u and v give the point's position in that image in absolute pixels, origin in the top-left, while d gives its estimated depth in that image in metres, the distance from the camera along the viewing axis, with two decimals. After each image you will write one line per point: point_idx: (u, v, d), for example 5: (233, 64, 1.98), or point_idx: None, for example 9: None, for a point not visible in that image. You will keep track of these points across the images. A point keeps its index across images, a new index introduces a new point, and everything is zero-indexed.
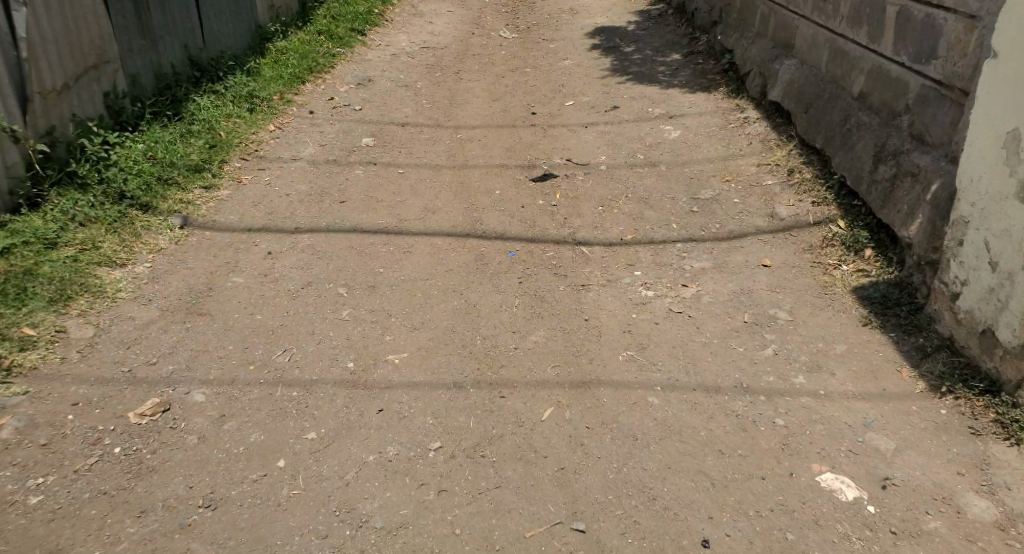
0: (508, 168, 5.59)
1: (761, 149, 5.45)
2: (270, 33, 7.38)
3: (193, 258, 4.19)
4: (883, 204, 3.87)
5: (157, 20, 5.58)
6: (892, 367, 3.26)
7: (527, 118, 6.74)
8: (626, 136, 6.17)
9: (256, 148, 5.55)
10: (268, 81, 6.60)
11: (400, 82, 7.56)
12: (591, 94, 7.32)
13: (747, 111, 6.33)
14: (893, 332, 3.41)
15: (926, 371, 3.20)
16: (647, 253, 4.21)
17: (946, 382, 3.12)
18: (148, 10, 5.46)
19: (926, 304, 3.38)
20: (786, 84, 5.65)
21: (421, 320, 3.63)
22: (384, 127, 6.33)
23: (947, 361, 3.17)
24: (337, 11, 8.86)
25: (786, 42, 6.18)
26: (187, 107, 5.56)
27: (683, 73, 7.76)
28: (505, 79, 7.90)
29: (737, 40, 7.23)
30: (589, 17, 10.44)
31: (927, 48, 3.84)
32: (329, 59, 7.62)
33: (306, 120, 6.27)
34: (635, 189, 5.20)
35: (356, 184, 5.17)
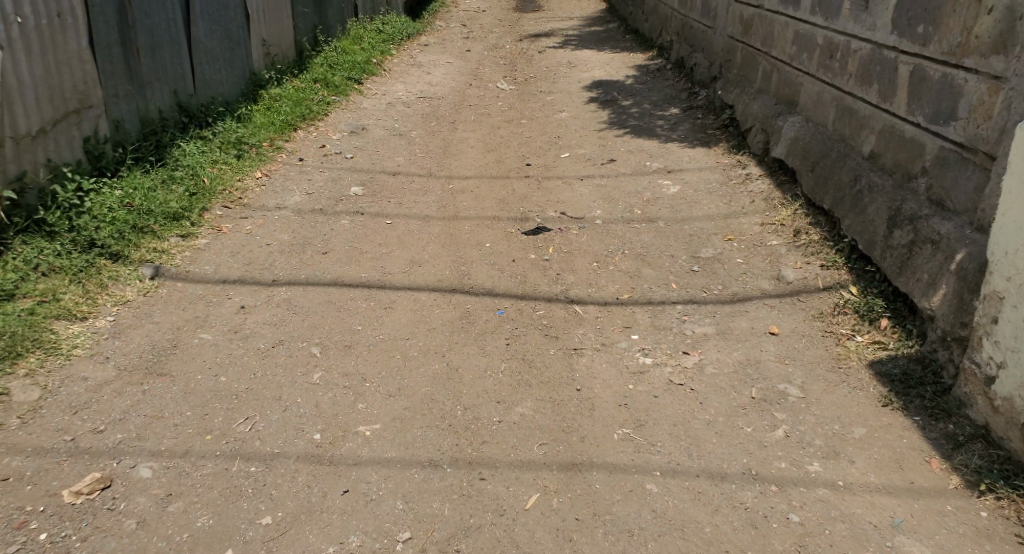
0: (500, 221, 5.35)
1: (765, 208, 5.24)
2: (265, 79, 7.20)
3: (160, 311, 3.92)
4: (900, 271, 3.65)
5: (147, 65, 5.38)
6: (921, 458, 2.97)
7: (522, 169, 6.53)
8: (624, 190, 5.95)
9: (241, 195, 5.31)
10: (258, 127, 6.40)
11: (394, 130, 7.38)
12: (588, 147, 7.13)
13: (749, 167, 6.13)
14: (919, 417, 3.13)
15: (959, 465, 2.91)
16: (644, 314, 3.93)
17: (985, 479, 2.82)
18: (137, 55, 5.26)
19: (955, 387, 3.11)
20: (791, 141, 5.47)
21: (398, 386, 3.34)
22: (374, 176, 6.11)
23: (984, 455, 2.88)
24: (335, 59, 8.72)
25: (789, 99, 6.01)
26: (171, 153, 5.33)
27: (682, 127, 7.60)
28: (501, 130, 7.73)
29: (738, 95, 7.07)
30: (588, 70, 10.35)
31: (946, 110, 3.67)
32: (323, 106, 7.44)
33: (295, 167, 6.05)
34: (632, 246, 4.95)
35: (340, 234, 4.92)
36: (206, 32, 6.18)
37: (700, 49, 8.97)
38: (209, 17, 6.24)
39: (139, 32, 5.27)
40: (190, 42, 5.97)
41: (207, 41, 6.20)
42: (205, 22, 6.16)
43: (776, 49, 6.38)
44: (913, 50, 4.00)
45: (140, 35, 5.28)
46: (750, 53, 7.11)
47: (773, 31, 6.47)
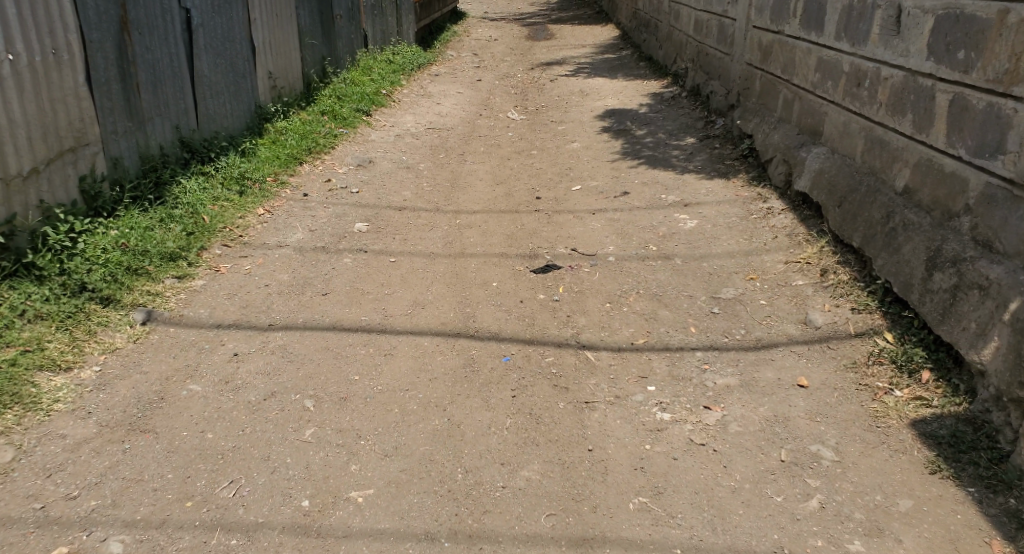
0: (508, 258, 5.12)
1: (788, 244, 5.00)
2: (271, 113, 7.04)
3: (149, 359, 3.70)
4: (941, 318, 3.47)
5: (149, 101, 5.21)
6: (980, 538, 2.74)
7: (531, 202, 6.32)
8: (638, 224, 5.72)
9: (241, 233, 5.11)
10: (263, 162, 6.23)
11: (401, 163, 7.20)
12: (600, 179, 6.92)
13: (771, 200, 5.90)
14: (974, 490, 2.90)
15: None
16: (661, 362, 3.69)
17: None
18: (138, 91, 5.09)
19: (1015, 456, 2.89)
20: (815, 174, 5.26)
21: (394, 445, 3.15)
22: (379, 211, 5.91)
23: None
24: (343, 90, 8.58)
25: (811, 129, 5.79)
26: (170, 191, 5.16)
27: (698, 158, 7.38)
28: (511, 161, 7.53)
29: (757, 125, 6.86)
30: (600, 99, 10.19)
31: (992, 142, 3.48)
32: (331, 139, 7.28)
33: (299, 203, 5.86)
34: (648, 284, 4.72)
35: (342, 273, 4.71)
36: (209, 66, 6.02)
37: (716, 77, 8.78)
38: (212, 50, 6.08)
39: (139, 67, 5.10)
40: (193, 77, 5.81)
41: (211, 75, 6.04)
42: (208, 55, 6.00)
43: (797, 77, 6.17)
44: (952, 78, 3.79)
45: (141, 70, 5.11)
46: (769, 81, 6.91)
47: (794, 58, 6.27)
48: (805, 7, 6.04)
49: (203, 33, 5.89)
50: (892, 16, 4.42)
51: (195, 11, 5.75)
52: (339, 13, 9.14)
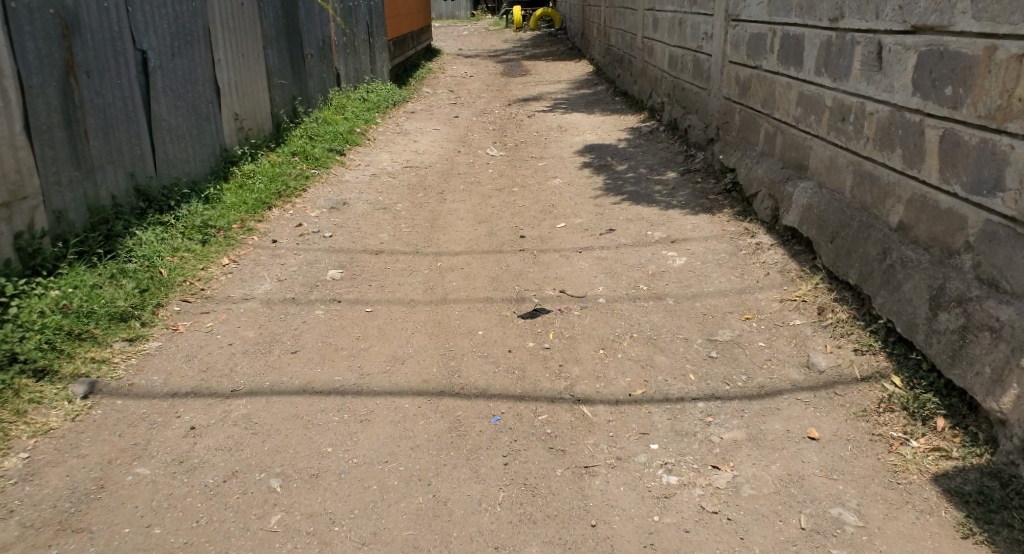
0: (493, 302, 4.90)
1: (781, 281, 4.81)
2: (238, 155, 6.82)
3: (88, 441, 3.44)
4: (952, 361, 3.26)
5: (98, 148, 5.01)
6: None
7: (515, 242, 6.10)
8: (626, 262, 5.52)
9: (203, 286, 4.91)
10: (228, 208, 6.00)
11: (376, 204, 6.96)
12: (584, 216, 6.72)
13: (759, 235, 5.72)
14: None
15: None
16: (661, 415, 3.50)
17: None
18: (85, 139, 4.90)
19: None
20: (804, 209, 5.07)
21: (372, 530, 2.95)
22: (354, 256, 5.66)
23: None
24: (315, 130, 8.38)
25: (796, 162, 5.61)
26: (122, 243, 4.93)
27: (682, 192, 7.21)
28: (492, 199, 7.33)
29: (740, 159, 6.71)
30: (579, 134, 10.07)
31: (990, 179, 3.31)
32: (302, 181, 7.05)
33: (268, 250, 5.61)
34: (642, 326, 4.51)
35: (314, 327, 4.48)
36: (169, 110, 5.81)
37: (694, 111, 8.65)
38: (173, 93, 5.87)
39: (87, 113, 4.93)
40: (151, 121, 5.59)
41: (170, 119, 5.82)
42: (168, 98, 5.80)
43: (778, 110, 6.04)
44: (940, 114, 3.63)
45: (89, 116, 4.94)
46: (749, 115, 6.77)
47: (774, 92, 6.13)
48: (783, 43, 5.93)
49: (161, 75, 5.70)
50: (873, 52, 4.30)
51: (151, 52, 5.58)
52: (310, 52, 8.96)
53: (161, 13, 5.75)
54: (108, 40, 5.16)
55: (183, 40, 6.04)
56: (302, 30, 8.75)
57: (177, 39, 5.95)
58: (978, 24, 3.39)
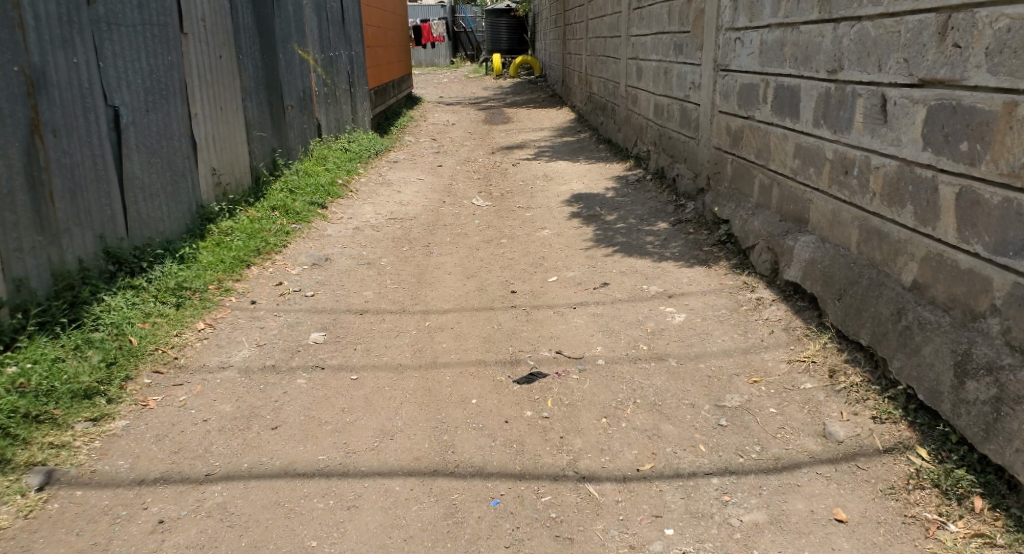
0: (486, 365, 4.68)
1: (787, 340, 4.63)
2: (215, 212, 6.60)
3: (41, 542, 3.39)
4: (985, 435, 3.20)
5: (64, 211, 4.83)
6: None
7: (505, 297, 5.90)
8: (623, 319, 5.33)
9: (176, 353, 4.76)
10: (204, 268, 5.77)
11: (359, 259, 6.76)
12: (575, 268, 6.54)
13: (758, 289, 5.55)
14: None
15: None
16: (674, 494, 3.49)
17: None
18: (50, 201, 4.74)
19: None
20: (806, 264, 4.94)
21: None
22: (338, 316, 5.43)
23: None
24: (296, 182, 8.21)
25: (795, 215, 5.48)
26: (88, 310, 4.74)
27: (675, 243, 7.06)
28: (480, 251, 7.15)
29: (733, 211, 6.56)
30: (565, 183, 9.96)
31: (1017, 240, 3.20)
32: (282, 237, 6.82)
33: (246, 311, 5.40)
34: (643, 391, 4.33)
35: (296, 400, 4.36)
36: (142, 167, 5.60)
37: (682, 159, 8.55)
38: (147, 149, 5.67)
39: (52, 173, 4.77)
40: (123, 179, 5.38)
41: (143, 177, 5.62)
42: (141, 154, 5.60)
43: (773, 162, 5.92)
44: (956, 170, 3.51)
45: (55, 176, 4.77)
46: (741, 166, 6.66)
47: (768, 143, 6.03)
48: (777, 94, 5.85)
49: (134, 131, 5.51)
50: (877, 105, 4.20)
51: (124, 108, 5.40)
52: (291, 104, 8.84)
53: (135, 67, 5.58)
54: (76, 96, 4.98)
55: (158, 94, 5.85)
56: (283, 83, 8.63)
57: (152, 94, 5.77)
58: (995, 78, 3.30)
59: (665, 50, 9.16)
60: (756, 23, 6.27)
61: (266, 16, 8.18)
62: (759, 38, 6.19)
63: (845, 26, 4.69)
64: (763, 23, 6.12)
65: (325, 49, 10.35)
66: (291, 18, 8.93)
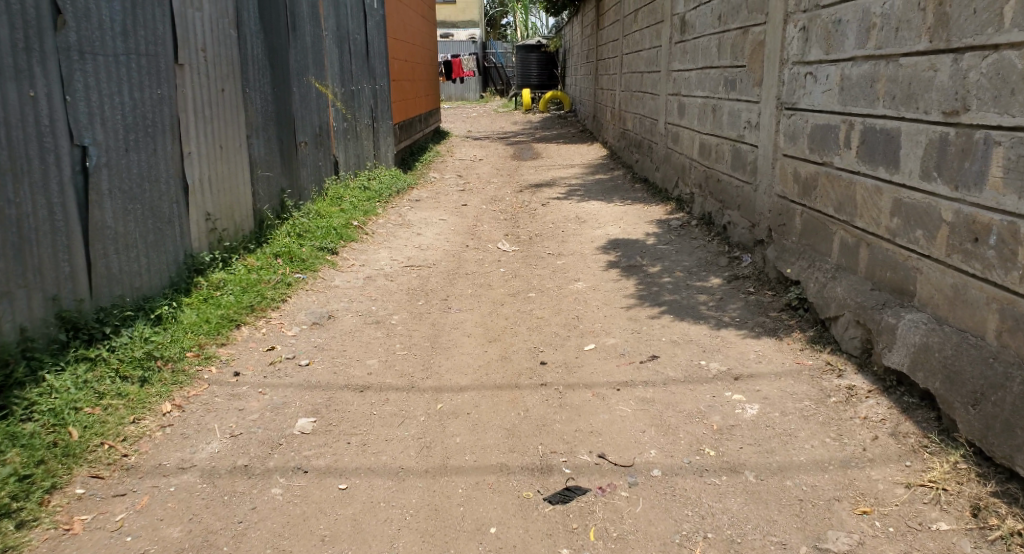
0: (509, 474, 3.67)
1: (898, 451, 3.67)
2: (206, 262, 5.64)
3: None
4: None
5: (3, 271, 3.94)
6: None
7: (535, 370, 4.92)
8: (680, 410, 4.33)
9: (126, 451, 3.80)
10: (185, 330, 4.82)
11: (368, 315, 5.82)
12: (616, 334, 5.55)
13: (847, 375, 4.61)
14: None
15: None
16: None
17: None
18: None
19: None
20: (919, 351, 4.03)
21: None
22: (333, 394, 4.45)
23: None
24: (305, 225, 7.26)
25: (893, 285, 4.52)
26: (21, 395, 3.82)
27: (733, 304, 6.07)
28: (505, 307, 6.19)
29: (808, 271, 5.60)
30: (601, 226, 9.00)
31: None
32: (281, 290, 5.89)
33: (229, 386, 4.47)
34: (712, 519, 3.33)
35: (263, 522, 3.38)
36: (116, 215, 4.70)
37: (735, 206, 7.56)
38: (124, 194, 4.77)
39: None
40: (90, 229, 4.48)
41: (117, 226, 4.70)
42: (116, 200, 4.69)
43: (860, 218, 4.94)
44: None
45: None
46: (814, 219, 5.68)
47: (852, 195, 5.04)
48: (865, 137, 4.85)
49: (107, 174, 4.62)
50: None
51: (95, 148, 4.52)
52: (303, 140, 7.85)
53: (114, 101, 4.70)
54: (30, 135, 4.13)
55: (142, 131, 4.96)
56: (296, 116, 7.66)
57: (134, 132, 4.88)
58: None
59: (713, 86, 8.23)
60: (834, 55, 5.26)
61: (280, 45, 7.23)
62: (840, 72, 5.18)
63: (972, 57, 3.85)
64: (844, 56, 5.11)
65: (346, 83, 9.48)
66: (308, 48, 8.06)
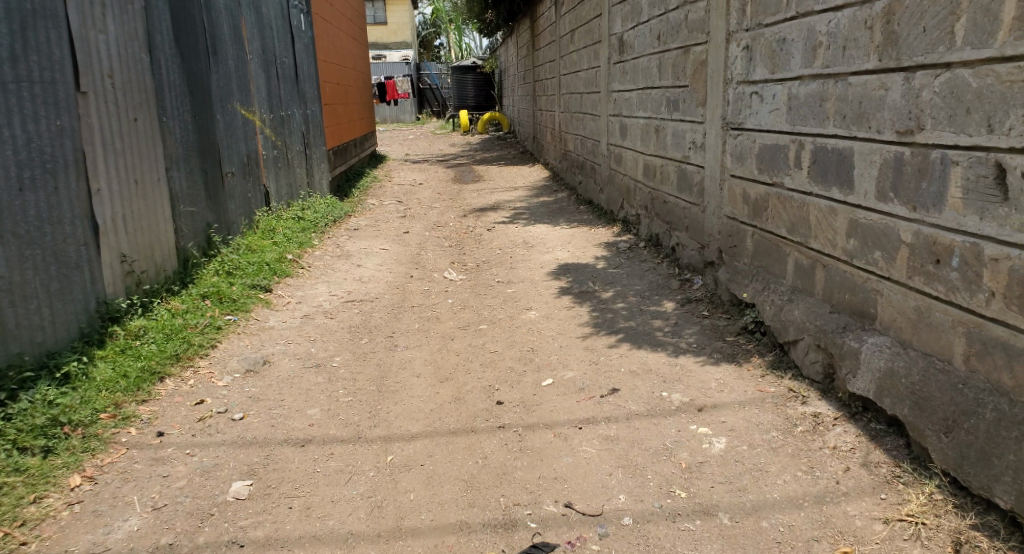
0: (471, 533, 3.68)
1: (872, 483, 3.72)
2: (122, 309, 5.36)
3: None
4: None
5: None
6: None
7: (491, 410, 4.73)
8: (643, 449, 4.21)
9: (25, 537, 3.66)
10: (97, 389, 4.62)
11: (309, 359, 5.56)
12: (575, 366, 5.38)
13: (811, 402, 4.52)
14: None
15: None
16: None
17: None
18: None
19: None
20: (885, 378, 3.97)
21: None
22: (273, 451, 4.34)
23: None
24: (235, 261, 6.97)
25: (853, 307, 4.43)
26: None
27: (688, 329, 5.98)
28: (454, 341, 6.00)
29: (762, 293, 5.52)
30: (548, 250, 8.87)
31: None
32: (210, 335, 5.62)
33: (150, 451, 4.32)
34: None
35: None
36: (9, 262, 4.54)
37: (683, 227, 7.50)
38: (18, 239, 4.61)
39: None
40: None
41: (11, 274, 4.54)
42: (8, 246, 4.53)
43: (814, 239, 4.84)
44: None
45: None
46: (766, 240, 5.61)
47: (805, 216, 4.95)
48: (815, 157, 4.78)
49: None
50: (988, 176, 3.49)
51: None
52: (230, 170, 7.55)
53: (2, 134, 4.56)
54: None
55: (38, 167, 4.78)
56: (220, 145, 7.37)
57: (29, 168, 4.71)
58: None
59: (655, 106, 8.18)
60: (780, 74, 5.21)
61: (200, 70, 6.94)
62: (787, 92, 5.12)
63: (924, 76, 3.81)
64: (791, 75, 5.06)
65: (274, 108, 9.22)
66: (231, 73, 7.79)
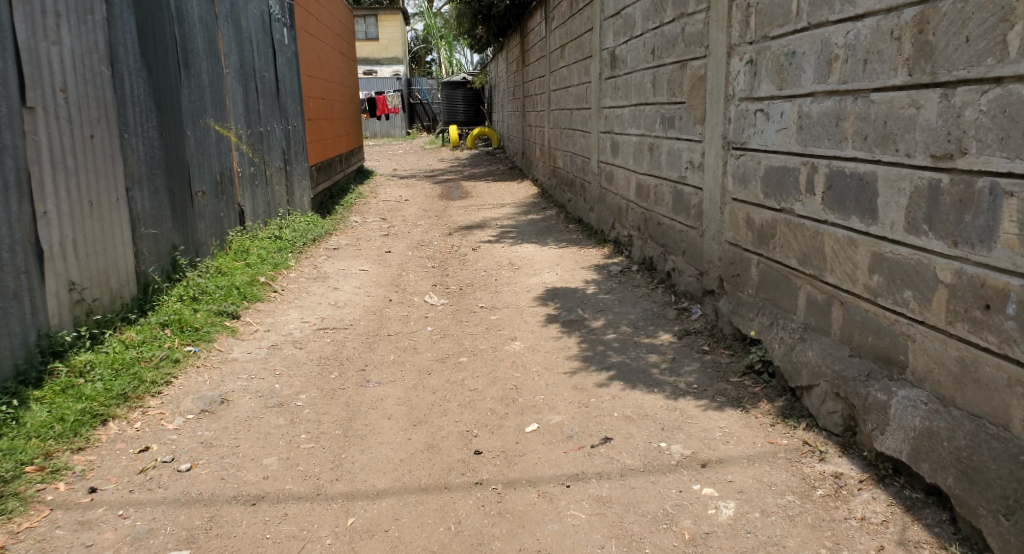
0: None
1: None
2: (67, 342, 4.76)
3: None
4: None
5: None
6: None
7: (469, 462, 4.17)
8: (641, 515, 3.66)
9: None
10: (24, 437, 4.02)
11: (268, 396, 4.97)
12: (563, 409, 4.82)
13: (829, 457, 3.98)
14: None
15: None
16: None
17: None
18: None
19: None
20: (922, 440, 3.46)
21: None
22: (218, 511, 3.76)
23: None
24: (205, 285, 6.39)
25: (876, 352, 3.91)
26: None
27: (687, 366, 5.44)
28: (432, 376, 5.43)
29: (769, 330, 4.99)
30: (535, 273, 8.32)
31: None
32: (165, 370, 5.02)
33: (77, 512, 3.71)
34: None
35: None
36: None
37: (679, 252, 6.97)
38: None
39: None
40: None
41: None
42: None
43: (829, 273, 4.29)
44: None
45: None
46: (771, 272, 5.09)
47: (818, 247, 4.42)
48: (830, 182, 4.26)
49: None
50: None
51: None
52: (200, 189, 6.99)
53: None
54: None
55: None
56: (191, 163, 6.80)
57: None
58: None
59: (650, 123, 7.67)
60: (789, 90, 4.69)
61: (171, 84, 6.38)
62: (797, 109, 4.60)
63: (966, 94, 3.31)
64: (801, 91, 4.53)
65: (251, 123, 8.64)
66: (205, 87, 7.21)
